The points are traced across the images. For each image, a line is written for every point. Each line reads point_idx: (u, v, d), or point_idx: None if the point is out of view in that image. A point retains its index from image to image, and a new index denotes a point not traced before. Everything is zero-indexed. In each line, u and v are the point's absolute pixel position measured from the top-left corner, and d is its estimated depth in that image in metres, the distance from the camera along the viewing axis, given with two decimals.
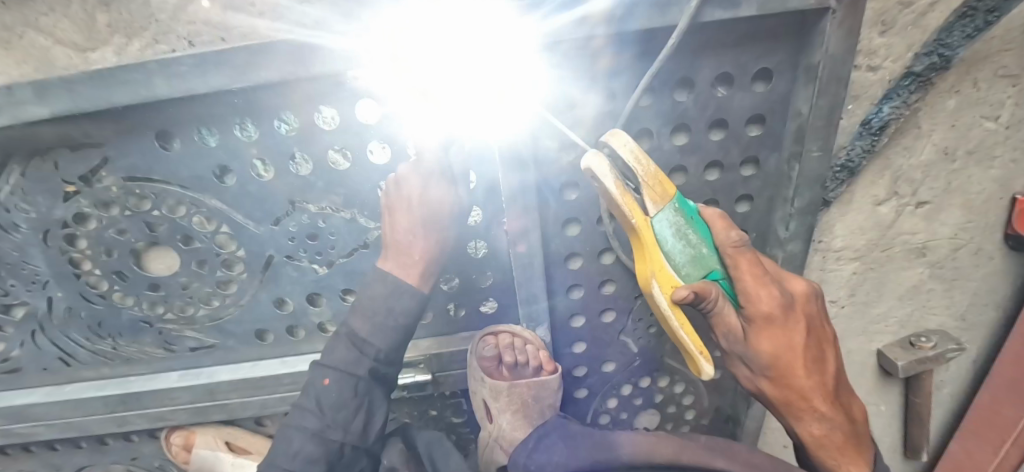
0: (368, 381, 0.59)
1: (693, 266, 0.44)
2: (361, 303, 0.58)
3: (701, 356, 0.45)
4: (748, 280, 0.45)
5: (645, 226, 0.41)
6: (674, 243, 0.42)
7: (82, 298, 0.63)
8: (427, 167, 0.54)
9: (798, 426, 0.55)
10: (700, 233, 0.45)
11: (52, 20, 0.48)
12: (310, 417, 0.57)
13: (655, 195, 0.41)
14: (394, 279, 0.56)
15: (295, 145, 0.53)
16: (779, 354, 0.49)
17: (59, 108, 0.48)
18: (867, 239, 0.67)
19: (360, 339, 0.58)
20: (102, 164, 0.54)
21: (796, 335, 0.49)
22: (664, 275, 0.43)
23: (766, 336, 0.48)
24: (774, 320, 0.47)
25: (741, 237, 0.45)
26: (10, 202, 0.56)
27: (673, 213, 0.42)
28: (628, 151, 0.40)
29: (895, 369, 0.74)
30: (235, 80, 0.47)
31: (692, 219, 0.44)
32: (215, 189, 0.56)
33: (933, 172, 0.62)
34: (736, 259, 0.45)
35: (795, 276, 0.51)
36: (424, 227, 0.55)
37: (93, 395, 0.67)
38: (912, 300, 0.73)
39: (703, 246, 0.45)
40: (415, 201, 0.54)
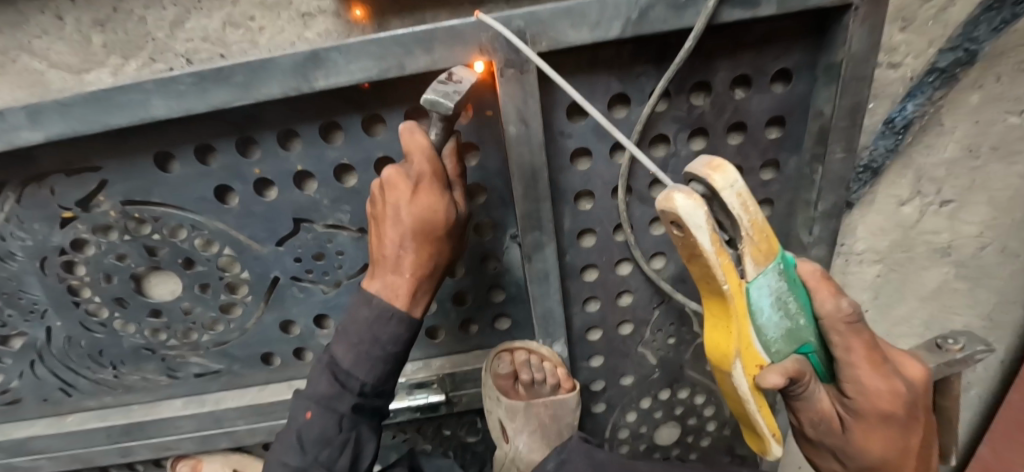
0: (352, 417, 0.52)
1: (784, 341, 0.39)
2: (344, 329, 0.50)
3: (773, 439, 0.41)
4: (858, 366, 0.42)
5: (741, 291, 0.36)
6: (770, 314, 0.37)
7: (82, 326, 0.61)
8: (416, 171, 0.44)
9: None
10: (801, 301, 0.39)
11: (44, 42, 0.47)
12: (293, 453, 0.52)
13: (758, 252, 0.35)
14: (379, 301, 0.49)
15: (300, 162, 0.51)
16: (877, 446, 0.46)
17: (54, 133, 0.46)
18: (889, 240, 0.65)
19: (341, 370, 0.51)
20: (99, 189, 0.52)
21: (900, 427, 0.47)
22: (749, 352, 0.38)
23: (868, 430, 0.45)
24: (881, 415, 0.44)
25: (854, 310, 0.40)
26: (6, 230, 0.54)
27: (774, 277, 0.37)
28: (734, 196, 0.33)
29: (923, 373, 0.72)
30: (235, 97, 0.45)
31: (793, 284, 0.38)
32: (217, 210, 0.54)
33: (957, 169, 0.60)
34: (845, 338, 0.41)
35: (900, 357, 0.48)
36: (413, 240, 0.47)
37: (95, 426, 0.65)
38: (935, 300, 0.71)
39: (800, 317, 0.40)
40: (402, 208, 0.45)
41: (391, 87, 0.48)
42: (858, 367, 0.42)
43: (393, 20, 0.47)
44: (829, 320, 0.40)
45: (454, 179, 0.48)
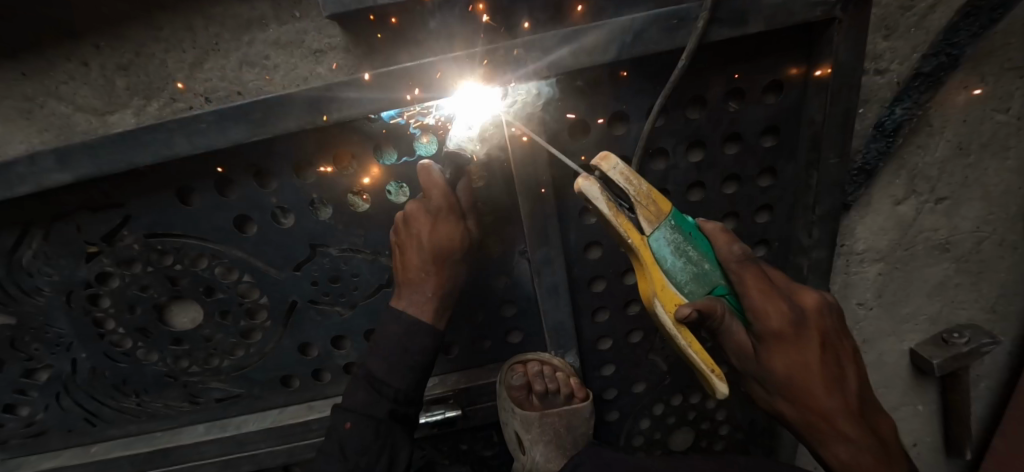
0: (389, 421, 0.54)
1: (694, 284, 0.44)
2: (377, 344, 0.55)
3: (714, 375, 0.42)
4: (755, 295, 0.45)
5: (643, 244, 0.42)
6: (673, 260, 0.43)
7: (106, 357, 0.62)
8: (434, 206, 0.51)
9: (823, 450, 0.52)
10: (702, 250, 0.45)
11: (71, 87, 0.50)
12: (334, 461, 0.54)
13: (650, 213, 0.42)
14: (409, 317, 0.54)
15: (314, 190, 0.54)
16: (794, 374, 0.47)
17: (82, 172, 0.48)
18: (889, 238, 0.66)
19: (377, 379, 0.55)
20: (124, 223, 0.54)
21: (812, 354, 0.47)
22: (666, 292, 0.43)
23: (777, 355, 0.47)
24: (786, 338, 0.46)
25: (743, 250, 0.45)
26: (34, 266, 0.56)
27: (669, 230, 0.43)
28: (617, 173, 0.41)
29: (931, 368, 0.72)
30: (254, 132, 0.47)
31: (691, 235, 0.45)
32: (236, 239, 0.56)
33: (948, 167, 0.62)
34: (739, 273, 0.45)
35: (808, 292, 0.50)
36: (434, 262, 0.52)
37: (119, 454, 0.66)
38: (940, 296, 0.72)
39: (705, 262, 0.45)
40: (423, 236, 0.52)
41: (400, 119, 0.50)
42: (750, 293, 0.45)
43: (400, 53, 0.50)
44: (723, 260, 0.46)
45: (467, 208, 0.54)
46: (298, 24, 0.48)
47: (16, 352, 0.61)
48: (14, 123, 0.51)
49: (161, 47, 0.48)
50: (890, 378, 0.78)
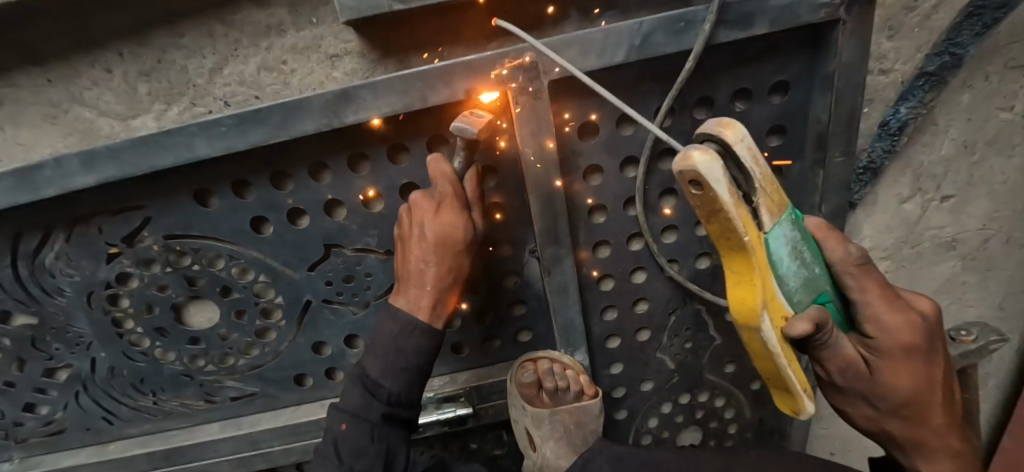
0: (382, 424, 0.55)
1: (807, 293, 0.38)
2: (371, 344, 0.55)
3: (805, 394, 0.39)
4: (884, 306, 0.42)
5: (761, 246, 0.34)
6: (789, 265, 0.36)
7: (124, 357, 0.64)
8: (439, 193, 0.50)
9: (903, 456, 0.51)
10: (810, 252, 0.39)
11: (95, 93, 0.51)
12: (329, 461, 0.55)
13: (773, 206, 0.34)
14: (404, 315, 0.53)
15: (329, 191, 0.55)
16: (926, 383, 0.45)
17: (106, 175, 0.50)
18: (895, 237, 0.66)
19: (371, 382, 0.55)
20: (144, 225, 0.56)
21: (939, 360, 0.46)
22: (777, 305, 0.37)
23: (903, 370, 0.44)
24: (923, 347, 0.44)
25: (863, 253, 0.42)
26: (56, 267, 0.58)
27: (790, 230, 0.35)
28: (745, 150, 0.32)
29: (939, 365, 0.73)
30: (272, 135, 0.49)
31: (803, 238, 0.38)
32: (252, 240, 0.57)
33: (954, 165, 0.62)
34: (856, 280, 0.42)
35: (918, 296, 0.47)
36: (436, 254, 0.51)
37: (136, 452, 0.67)
38: (947, 294, 0.72)
39: (814, 268, 0.39)
40: (426, 224, 0.50)
41: (414, 121, 0.52)
42: (875, 303, 0.42)
43: (413, 56, 0.51)
44: (841, 265, 0.42)
45: (473, 201, 0.53)
46: (314, 29, 0.49)
47: (38, 351, 0.63)
48: (39, 128, 0.52)
49: (182, 53, 0.50)
50: None
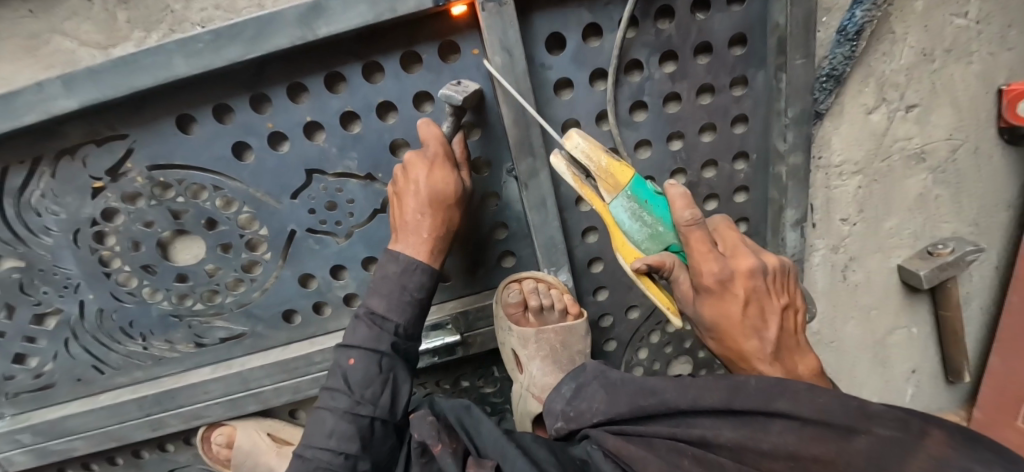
0: (392, 356, 0.57)
1: (651, 242, 0.50)
2: (376, 283, 0.57)
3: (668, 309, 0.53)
4: (696, 252, 0.48)
5: (603, 208, 0.50)
6: (630, 225, 0.49)
7: (113, 298, 0.64)
8: (430, 153, 0.53)
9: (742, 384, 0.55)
10: (660, 214, 0.50)
11: (75, 22, 0.53)
12: (340, 396, 0.56)
13: (610, 184, 0.49)
14: (405, 258, 0.55)
15: (307, 113, 0.56)
16: (718, 321, 0.50)
17: (86, 99, 0.51)
18: (864, 150, 0.68)
19: (379, 317, 0.56)
20: (127, 156, 0.57)
21: (737, 306, 0.49)
22: (626, 253, 0.51)
23: (705, 302, 0.50)
24: (714, 291, 0.49)
25: (694, 216, 0.48)
26: (42, 205, 0.59)
27: (627, 200, 0.48)
28: (580, 151, 0.49)
29: (919, 280, 0.74)
30: (248, 51, 0.50)
31: (648, 202, 0.49)
32: (235, 168, 0.58)
33: (915, 74, 0.64)
34: (687, 236, 0.48)
35: (750, 252, 0.50)
36: (430, 206, 0.54)
37: (127, 399, 0.67)
38: (921, 210, 0.74)
39: (660, 225, 0.50)
40: (420, 181, 0.53)
41: (387, 37, 0.53)
42: (692, 252, 0.48)
43: None
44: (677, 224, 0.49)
45: (461, 161, 0.57)
46: None
47: (25, 297, 0.63)
48: (21, 61, 0.54)
49: None
50: (883, 299, 0.79)
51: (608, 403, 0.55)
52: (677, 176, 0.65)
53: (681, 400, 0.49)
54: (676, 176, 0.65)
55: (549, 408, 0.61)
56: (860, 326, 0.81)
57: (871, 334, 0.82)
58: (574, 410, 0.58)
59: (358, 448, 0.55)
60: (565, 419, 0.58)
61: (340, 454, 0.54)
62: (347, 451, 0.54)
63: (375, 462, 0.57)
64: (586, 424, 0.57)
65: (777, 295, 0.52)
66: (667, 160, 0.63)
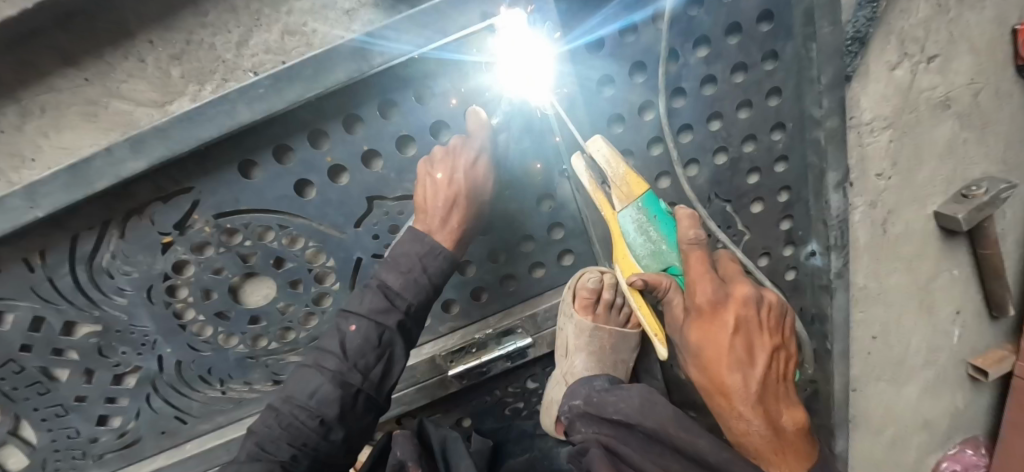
0: (394, 333, 0.56)
1: (652, 259, 0.53)
2: (396, 259, 0.56)
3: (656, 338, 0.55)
4: (695, 273, 0.52)
5: (612, 217, 0.51)
6: (634, 237, 0.51)
7: (189, 349, 0.65)
8: (479, 146, 0.57)
9: (720, 413, 0.57)
10: (664, 232, 0.52)
11: (132, 85, 0.54)
12: (331, 358, 0.55)
13: (622, 193, 0.50)
14: (430, 239, 0.56)
15: (364, 142, 0.58)
16: (705, 347, 0.54)
17: (155, 158, 0.52)
18: (892, 105, 0.70)
19: (392, 291, 0.56)
20: (193, 208, 0.58)
21: (724, 333, 0.53)
22: (626, 264, 0.53)
23: (695, 327, 0.54)
24: (704, 315, 0.53)
25: (698, 238, 0.51)
26: (114, 267, 0.60)
27: (635, 211, 0.50)
28: (601, 156, 0.51)
29: (959, 224, 0.76)
30: (307, 90, 0.52)
31: (656, 218, 0.51)
32: (298, 205, 0.60)
33: (933, 26, 0.67)
34: (687, 255, 0.52)
35: (743, 285, 0.54)
36: (466, 198, 0.57)
37: (215, 444, 0.69)
38: (951, 155, 0.76)
39: (664, 243, 0.52)
40: (461, 171, 0.56)
41: (434, 59, 0.55)
42: (689, 274, 0.52)
43: None
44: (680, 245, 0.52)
45: (501, 160, 0.60)
46: None
47: (105, 359, 0.64)
48: (83, 129, 0.55)
49: (209, 31, 0.53)
50: (923, 246, 0.82)
51: (636, 408, 0.54)
52: (718, 154, 0.67)
53: (686, 440, 0.52)
54: (718, 155, 0.67)
55: (573, 388, 0.61)
56: (904, 276, 0.83)
57: (915, 282, 0.84)
58: (600, 399, 0.57)
59: (335, 415, 0.54)
60: (585, 402, 0.59)
61: (316, 415, 0.54)
62: (323, 416, 0.54)
63: (349, 432, 0.56)
64: (598, 419, 0.57)
65: (765, 330, 0.55)
66: (708, 140, 0.65)
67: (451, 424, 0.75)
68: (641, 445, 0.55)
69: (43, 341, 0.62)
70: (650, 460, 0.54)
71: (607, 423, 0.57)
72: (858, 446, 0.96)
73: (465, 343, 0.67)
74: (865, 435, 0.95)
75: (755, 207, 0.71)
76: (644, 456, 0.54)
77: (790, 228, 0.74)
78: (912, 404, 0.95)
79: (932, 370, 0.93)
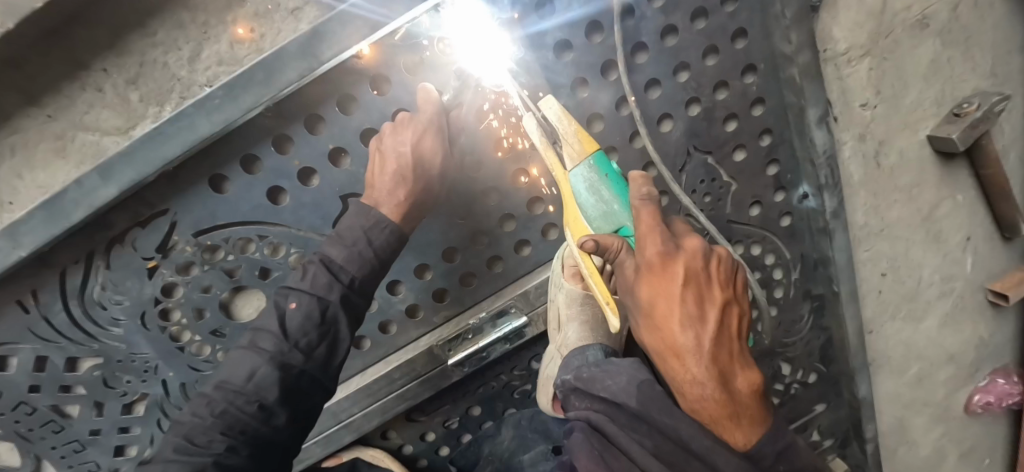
0: (338, 308, 0.54)
1: (603, 221, 0.51)
2: (341, 232, 0.56)
3: (608, 306, 0.52)
4: (644, 230, 0.48)
5: (564, 178, 0.52)
6: (585, 197, 0.50)
7: (191, 369, 0.66)
8: (426, 118, 0.56)
9: (674, 384, 0.49)
10: (615, 191, 0.51)
11: (94, 115, 0.55)
12: (270, 339, 0.52)
13: (574, 152, 0.51)
14: (377, 213, 0.55)
15: (329, 141, 0.58)
16: (655, 303, 0.47)
17: (124, 183, 0.52)
18: (867, 31, 0.69)
19: (335, 265, 0.55)
20: (172, 229, 0.59)
21: (676, 287, 0.46)
22: (578, 227, 0.52)
23: (645, 282, 0.47)
24: (654, 268, 0.47)
25: (650, 192, 0.49)
26: (105, 298, 0.61)
27: (587, 170, 0.51)
28: (553, 114, 0.52)
29: (955, 145, 0.73)
30: (263, 94, 0.52)
31: (608, 178, 0.51)
32: (274, 213, 0.60)
33: None
34: (638, 211, 0.49)
35: (694, 239, 0.49)
36: (411, 172, 0.55)
37: None
38: (938, 75, 0.74)
39: (615, 203, 0.51)
40: (407, 144, 0.56)
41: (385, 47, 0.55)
42: (640, 227, 0.48)
43: None
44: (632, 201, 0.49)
45: (456, 134, 0.60)
46: None
47: (112, 389, 0.65)
48: (53, 165, 0.56)
49: (160, 50, 0.53)
50: (922, 173, 0.79)
51: (627, 384, 0.53)
52: (692, 106, 0.65)
53: (656, 410, 0.50)
54: (692, 106, 0.65)
55: (567, 361, 0.61)
56: (906, 207, 0.81)
57: (919, 213, 0.82)
58: (588, 374, 0.56)
59: (275, 398, 0.51)
60: (575, 376, 0.57)
61: (253, 400, 0.51)
62: (263, 399, 0.51)
63: (291, 414, 0.53)
64: (589, 394, 0.56)
65: (720, 288, 0.49)
66: (679, 92, 0.64)
67: (462, 414, 0.75)
68: (629, 423, 0.53)
69: (49, 380, 0.63)
70: (635, 439, 0.51)
71: (598, 397, 0.55)
72: (881, 388, 0.93)
73: (460, 331, 0.67)
74: (887, 374, 0.93)
75: (738, 155, 0.69)
76: (630, 434, 0.52)
77: (779, 173, 0.72)
78: (932, 338, 0.92)
79: (949, 301, 0.90)
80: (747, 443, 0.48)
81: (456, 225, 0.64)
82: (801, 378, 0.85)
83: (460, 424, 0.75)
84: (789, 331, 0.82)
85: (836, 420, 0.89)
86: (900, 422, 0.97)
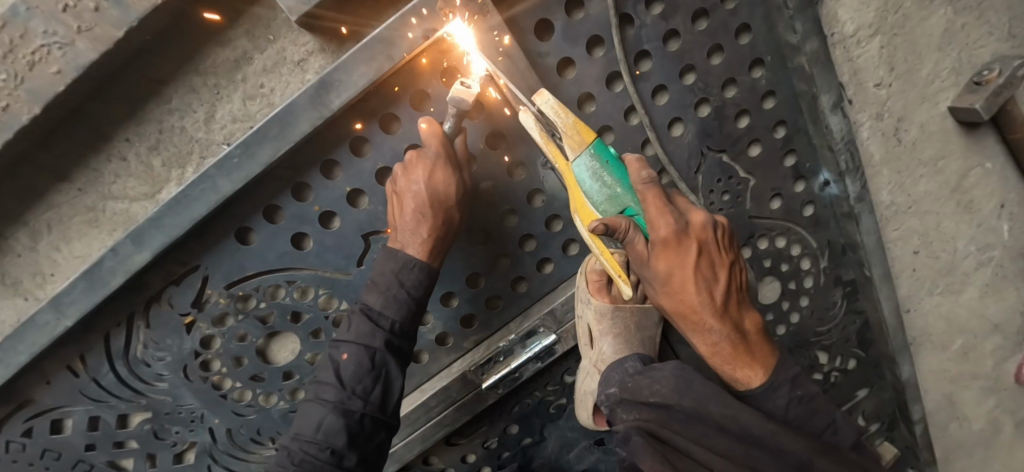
0: (385, 352, 0.55)
1: (609, 204, 0.51)
2: (374, 278, 0.57)
3: (620, 279, 0.57)
4: (653, 210, 0.51)
5: (566, 167, 0.51)
6: (590, 183, 0.50)
7: (235, 415, 0.67)
8: (433, 153, 0.56)
9: (693, 340, 0.55)
10: (616, 176, 0.51)
11: (121, 184, 0.57)
12: (329, 389, 0.54)
13: (574, 141, 0.50)
14: (405, 254, 0.56)
15: (346, 183, 0.59)
16: (672, 274, 0.52)
17: (155, 246, 0.54)
18: (874, 10, 0.68)
19: (375, 312, 0.56)
20: (205, 283, 0.61)
21: (690, 258, 0.52)
22: (584, 212, 0.52)
23: (663, 257, 0.52)
24: (670, 244, 0.51)
25: (650, 174, 0.51)
26: (148, 355, 0.63)
27: (590, 158, 0.50)
28: (550, 108, 0.51)
29: (979, 114, 0.71)
30: (278, 147, 0.53)
31: (608, 165, 0.51)
32: (300, 258, 0.61)
33: None
34: (643, 193, 0.51)
35: (696, 209, 0.54)
36: (430, 208, 0.56)
37: None
38: (953, 44, 0.72)
39: (618, 187, 0.51)
40: (421, 183, 0.55)
41: (390, 88, 0.57)
42: (648, 209, 0.51)
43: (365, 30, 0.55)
44: (637, 186, 0.51)
45: (466, 161, 0.59)
46: (275, 45, 0.55)
47: (161, 441, 0.66)
48: (88, 235, 0.58)
49: (175, 115, 0.55)
50: (946, 144, 0.77)
51: (675, 387, 0.51)
52: (701, 106, 0.65)
53: (720, 410, 0.49)
54: (701, 107, 0.65)
55: (607, 376, 0.58)
56: (934, 181, 0.78)
57: (947, 185, 0.79)
58: (634, 383, 0.55)
59: (345, 443, 0.52)
60: (620, 388, 0.56)
61: (325, 447, 0.52)
62: (333, 446, 0.52)
63: (362, 456, 0.54)
64: (636, 404, 0.54)
65: (724, 251, 0.55)
66: (687, 95, 0.63)
67: (501, 434, 0.74)
68: (683, 425, 0.50)
69: (103, 437, 0.65)
70: (693, 440, 0.49)
71: (646, 406, 0.53)
72: (923, 364, 0.91)
73: (491, 354, 0.67)
74: (928, 351, 0.90)
75: (754, 150, 0.68)
76: (686, 436, 0.50)
77: (796, 163, 0.70)
78: (973, 310, 0.89)
79: (988, 271, 0.87)
80: (767, 376, 0.52)
81: (475, 251, 0.65)
82: (840, 365, 0.82)
83: (501, 444, 0.75)
84: (824, 321, 0.78)
85: (882, 403, 0.84)
86: (948, 398, 0.94)
